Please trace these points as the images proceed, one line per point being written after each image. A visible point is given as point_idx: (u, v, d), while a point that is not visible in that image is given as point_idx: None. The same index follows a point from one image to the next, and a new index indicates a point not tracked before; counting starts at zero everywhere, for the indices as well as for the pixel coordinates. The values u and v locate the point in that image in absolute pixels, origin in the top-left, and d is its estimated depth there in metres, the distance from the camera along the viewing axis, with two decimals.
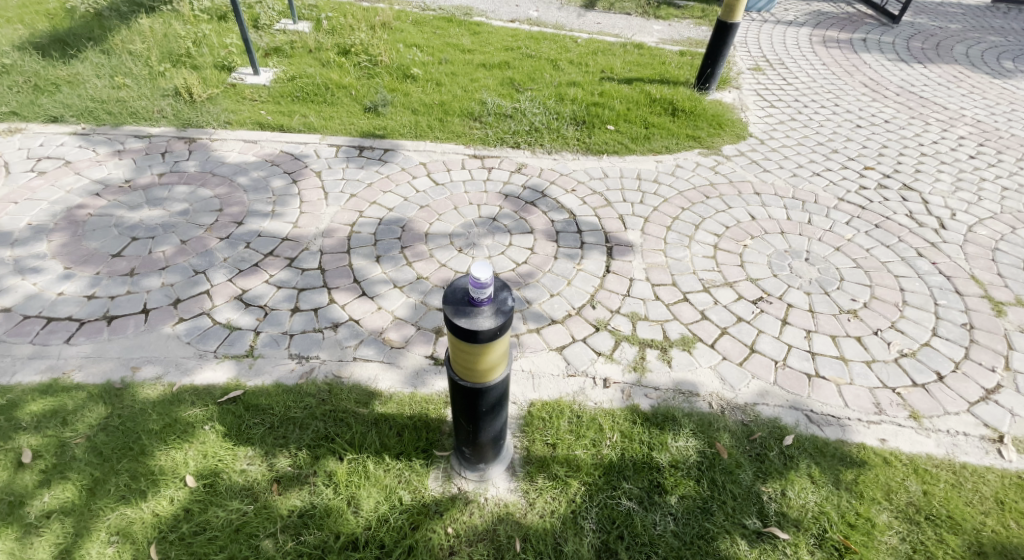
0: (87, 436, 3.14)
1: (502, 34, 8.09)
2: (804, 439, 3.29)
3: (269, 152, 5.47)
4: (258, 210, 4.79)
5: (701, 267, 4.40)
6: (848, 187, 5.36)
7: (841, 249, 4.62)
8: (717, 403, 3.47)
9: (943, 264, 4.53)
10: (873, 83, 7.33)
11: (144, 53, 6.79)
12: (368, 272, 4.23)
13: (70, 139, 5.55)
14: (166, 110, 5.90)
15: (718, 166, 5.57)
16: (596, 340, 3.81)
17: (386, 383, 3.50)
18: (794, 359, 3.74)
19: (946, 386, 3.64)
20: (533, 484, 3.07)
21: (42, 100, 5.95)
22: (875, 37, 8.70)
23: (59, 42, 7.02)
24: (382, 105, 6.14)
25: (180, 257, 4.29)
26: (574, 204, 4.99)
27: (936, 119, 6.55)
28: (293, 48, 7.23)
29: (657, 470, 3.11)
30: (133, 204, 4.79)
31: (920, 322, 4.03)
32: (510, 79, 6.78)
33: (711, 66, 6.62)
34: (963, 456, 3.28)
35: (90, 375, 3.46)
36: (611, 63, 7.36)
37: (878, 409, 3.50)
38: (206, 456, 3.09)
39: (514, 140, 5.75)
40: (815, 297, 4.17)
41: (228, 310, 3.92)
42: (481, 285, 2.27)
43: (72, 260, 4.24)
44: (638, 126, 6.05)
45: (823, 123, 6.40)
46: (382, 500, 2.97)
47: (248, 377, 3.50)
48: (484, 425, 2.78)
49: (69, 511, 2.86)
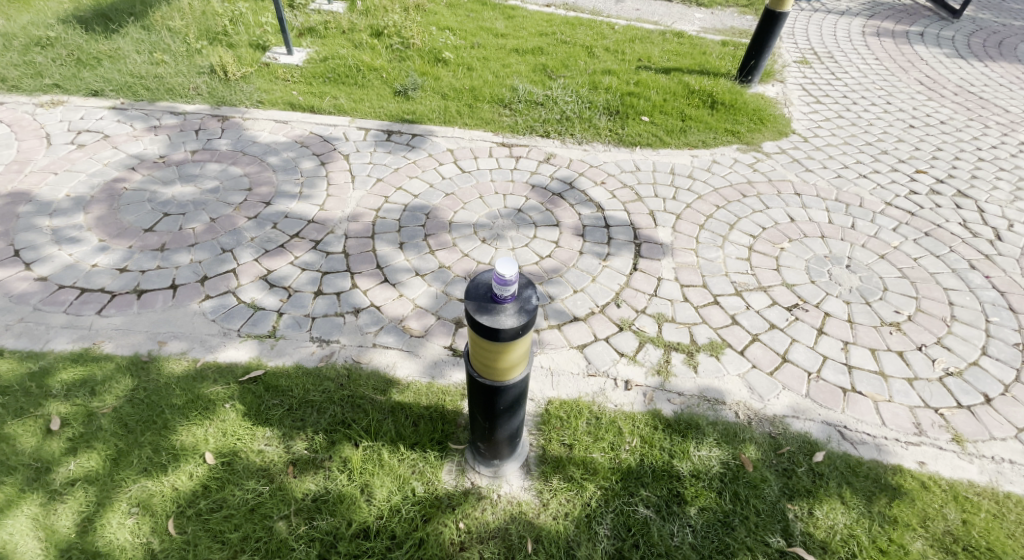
0: (114, 407, 3.17)
1: (537, 19, 7.91)
2: (835, 456, 3.15)
3: (299, 134, 5.47)
4: (286, 191, 4.79)
5: (734, 269, 4.24)
6: (896, 191, 5.10)
7: (885, 257, 4.40)
8: (744, 413, 3.35)
9: (997, 278, 4.28)
10: (928, 81, 6.95)
11: (182, 30, 6.84)
12: (391, 259, 4.19)
13: (109, 113, 5.62)
14: (202, 88, 5.94)
15: (757, 163, 5.37)
16: (619, 340, 3.70)
17: (404, 372, 3.47)
18: (828, 372, 3.58)
19: (993, 410, 3.44)
20: (548, 484, 3.00)
21: (84, 74, 6.04)
22: (932, 31, 8.24)
23: (102, 16, 7.11)
24: (413, 89, 6.08)
25: (209, 235, 4.31)
26: (602, 198, 4.86)
27: (996, 121, 6.19)
28: (327, 28, 7.21)
29: (678, 478, 3.02)
30: (167, 179, 4.83)
31: (969, 340, 3.82)
32: (543, 66, 6.64)
33: (754, 58, 6.36)
34: (1008, 485, 3.10)
35: (119, 347, 3.50)
36: (648, 52, 7.14)
37: (918, 429, 3.33)
38: (225, 434, 3.09)
39: (545, 128, 5.63)
40: (854, 307, 3.98)
41: (252, 289, 3.92)
42: (505, 282, 2.19)
43: (107, 232, 4.30)
44: (674, 118, 5.85)
45: (872, 122, 6.10)
46: (395, 489, 2.93)
47: (270, 357, 3.50)
48: (501, 422, 2.72)
49: (92, 480, 2.89)
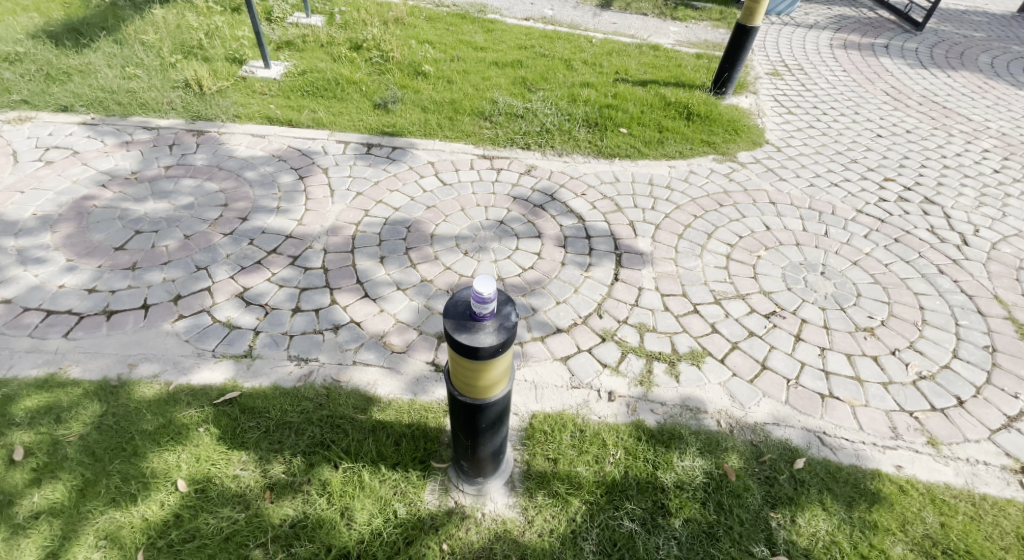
0: (80, 435, 3.07)
1: (516, 32, 7.96)
2: (816, 462, 3.17)
3: (277, 148, 5.40)
4: (263, 206, 4.71)
5: (713, 278, 4.28)
6: (866, 199, 5.22)
7: (858, 264, 4.48)
8: (726, 421, 3.36)
9: (966, 282, 4.39)
10: (894, 91, 7.15)
11: (156, 44, 6.74)
12: (371, 273, 4.14)
13: (79, 128, 5.50)
14: (176, 102, 5.84)
15: (733, 173, 5.44)
16: (602, 351, 3.70)
17: (385, 389, 3.42)
18: (807, 378, 3.62)
19: (966, 412, 3.51)
20: (533, 501, 2.97)
21: (53, 89, 5.90)
22: (897, 44, 8.49)
23: (73, 31, 6.98)
24: (392, 102, 6.05)
25: (183, 252, 4.22)
26: (583, 209, 4.88)
27: (960, 130, 6.38)
28: (305, 42, 7.16)
29: (662, 490, 3.01)
30: (139, 196, 4.73)
31: (940, 343, 3.89)
32: (523, 79, 6.67)
33: (728, 70, 6.47)
34: (983, 486, 3.15)
35: (87, 371, 3.39)
36: (626, 65, 7.22)
37: (894, 433, 3.38)
38: (199, 460, 3.01)
39: (525, 140, 5.65)
40: (830, 313, 4.04)
41: (228, 308, 3.84)
42: (484, 300, 2.17)
43: (75, 252, 4.18)
44: (651, 130, 5.92)
45: (842, 131, 6.24)
46: (377, 512, 2.88)
47: (246, 378, 3.42)
48: (483, 440, 2.69)
49: (58, 512, 2.79)
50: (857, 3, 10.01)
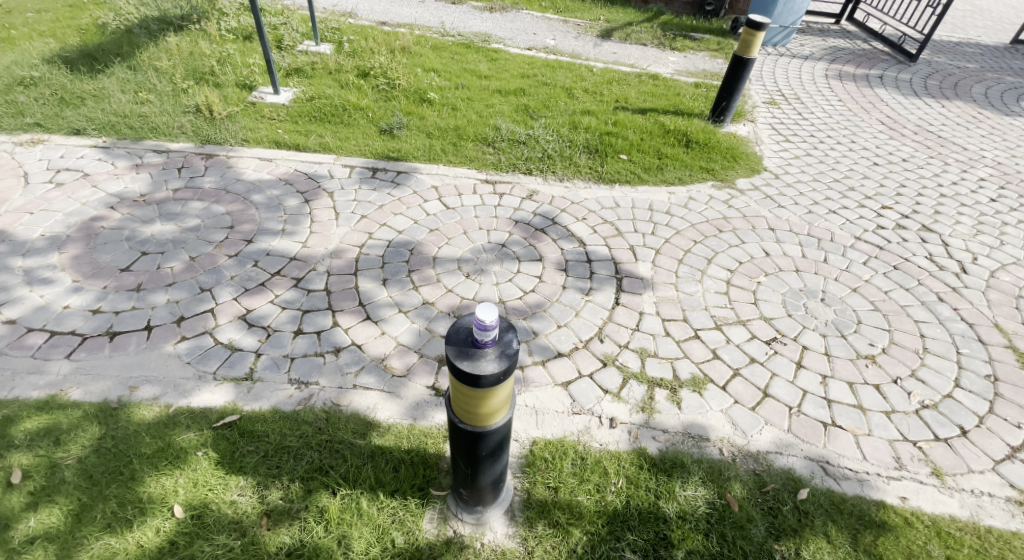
0: (79, 457, 3.04)
1: (519, 61, 8.11)
2: (819, 493, 3.13)
3: (284, 171, 5.47)
4: (268, 228, 4.75)
5: (713, 303, 4.28)
6: (865, 226, 5.24)
7: (857, 291, 4.48)
8: (728, 449, 3.33)
9: (965, 310, 4.38)
10: (890, 121, 7.24)
11: (169, 70, 6.88)
12: (373, 296, 4.15)
13: (90, 151, 5.57)
14: (186, 126, 5.93)
15: (732, 200, 5.48)
16: (603, 376, 3.68)
17: (385, 413, 3.39)
18: (809, 406, 3.59)
19: (970, 442, 3.48)
20: (533, 531, 2.93)
21: (66, 113, 6.00)
22: (891, 74, 8.62)
23: (88, 57, 7.13)
24: (398, 127, 6.15)
25: (188, 273, 4.24)
26: (584, 233, 4.91)
27: (956, 159, 6.44)
28: (314, 69, 7.30)
29: (664, 521, 2.97)
30: (147, 218, 4.77)
31: (941, 372, 3.87)
32: (525, 106, 6.77)
33: (725, 99, 6.57)
34: (988, 519, 3.11)
35: (88, 393, 3.38)
36: (626, 93, 7.34)
37: (898, 463, 3.34)
38: (196, 485, 2.98)
39: (527, 166, 5.71)
40: (831, 339, 4.03)
41: (231, 330, 3.84)
42: (486, 327, 2.18)
43: (81, 272, 4.20)
44: (651, 157, 5.99)
45: (839, 159, 6.31)
46: (374, 541, 2.84)
47: (246, 401, 3.40)
48: (483, 468, 2.66)
49: (53, 537, 2.75)
50: (851, 35, 10.21)
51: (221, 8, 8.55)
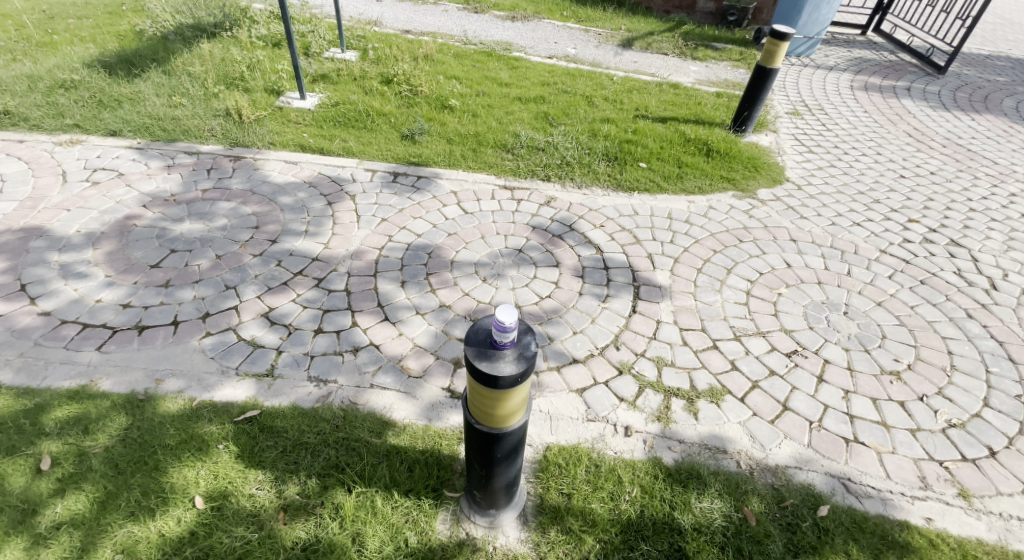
0: (105, 447, 3.13)
1: (540, 69, 8.17)
2: (840, 510, 3.08)
3: (308, 174, 5.57)
4: (292, 229, 4.85)
5: (732, 314, 4.24)
6: (890, 239, 5.15)
7: (882, 305, 4.41)
8: (746, 462, 3.29)
9: (995, 328, 4.27)
10: (918, 133, 7.12)
11: (201, 75, 7.08)
12: (392, 297, 4.20)
13: (125, 152, 5.75)
14: (216, 129, 6.09)
15: (753, 210, 5.43)
16: (619, 384, 3.67)
17: (400, 414, 3.42)
18: (830, 421, 3.53)
19: (999, 464, 3.39)
20: (546, 537, 2.92)
21: (103, 115, 6.20)
22: (919, 86, 8.48)
23: (126, 62, 7.37)
24: (419, 133, 6.23)
25: (214, 271, 4.34)
26: (602, 240, 4.91)
27: (985, 173, 6.30)
28: (339, 75, 7.44)
29: (679, 532, 2.95)
30: (177, 217, 4.90)
31: (970, 391, 3.78)
32: (545, 114, 6.81)
33: (748, 109, 6.53)
34: (1017, 544, 3.02)
35: (116, 384, 3.48)
36: (646, 102, 7.34)
37: (923, 483, 3.26)
38: (217, 477, 3.04)
39: (546, 173, 5.73)
40: (853, 354, 3.97)
41: (253, 327, 3.92)
42: (505, 329, 2.20)
43: (114, 268, 4.33)
44: (671, 165, 5.97)
45: (864, 171, 6.21)
46: (388, 539, 2.86)
47: (266, 397, 3.46)
48: (498, 471, 2.67)
49: (79, 524, 2.83)
50: (877, 46, 10.08)
51: (252, 16, 8.77)
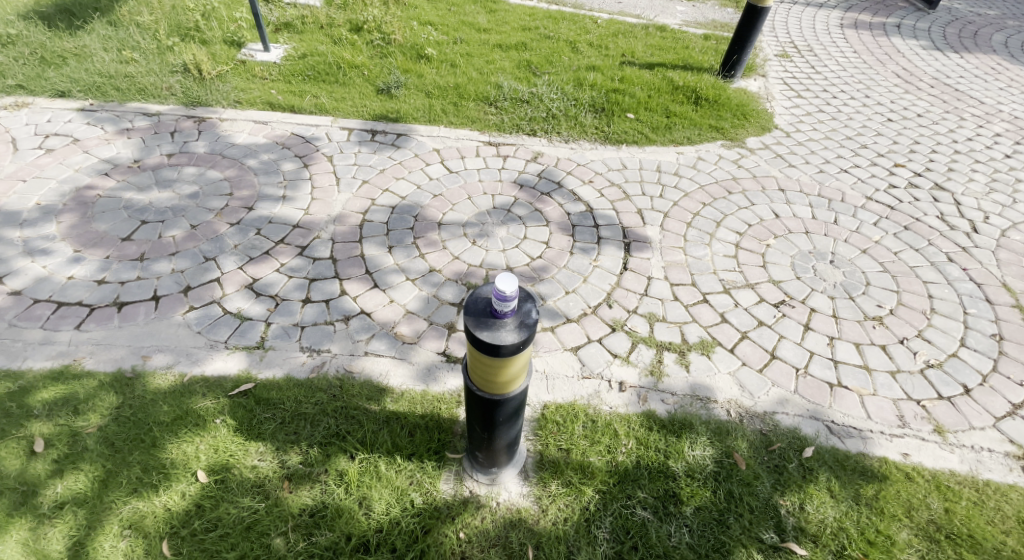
0: (99, 426, 3.11)
1: (519, 12, 7.83)
2: (824, 451, 3.23)
3: (280, 134, 5.36)
4: (269, 194, 4.70)
5: (722, 267, 4.29)
6: (875, 185, 5.20)
7: (867, 252, 4.49)
8: (735, 411, 3.41)
9: (974, 270, 4.40)
10: (906, 73, 7.07)
11: (151, 26, 6.63)
12: (379, 263, 4.15)
13: (77, 115, 5.44)
14: (176, 88, 5.77)
15: (741, 160, 5.42)
16: (612, 341, 3.73)
17: (397, 380, 3.45)
18: (815, 367, 3.66)
19: (973, 400, 3.56)
20: (547, 491, 3.02)
21: (49, 74, 5.83)
22: (908, 23, 8.36)
23: (66, 12, 6.86)
24: (395, 86, 5.98)
25: (190, 242, 4.22)
26: (590, 196, 4.87)
27: (971, 114, 6.33)
28: (304, 24, 7.05)
29: (673, 479, 3.07)
30: (143, 185, 4.71)
31: (948, 332, 3.93)
32: (527, 62, 6.58)
33: (737, 53, 6.38)
34: (987, 473, 3.22)
35: (101, 362, 3.42)
36: (632, 47, 7.13)
37: (902, 422, 3.43)
38: (217, 450, 3.06)
39: (531, 127, 5.60)
40: (839, 301, 4.07)
41: (239, 299, 3.85)
42: (505, 298, 2.19)
43: (82, 242, 4.17)
44: (658, 115, 5.87)
45: (851, 115, 6.20)
46: (393, 502, 2.93)
47: (259, 369, 3.44)
48: (500, 432, 2.73)
49: (81, 503, 2.84)
50: None
51: None
